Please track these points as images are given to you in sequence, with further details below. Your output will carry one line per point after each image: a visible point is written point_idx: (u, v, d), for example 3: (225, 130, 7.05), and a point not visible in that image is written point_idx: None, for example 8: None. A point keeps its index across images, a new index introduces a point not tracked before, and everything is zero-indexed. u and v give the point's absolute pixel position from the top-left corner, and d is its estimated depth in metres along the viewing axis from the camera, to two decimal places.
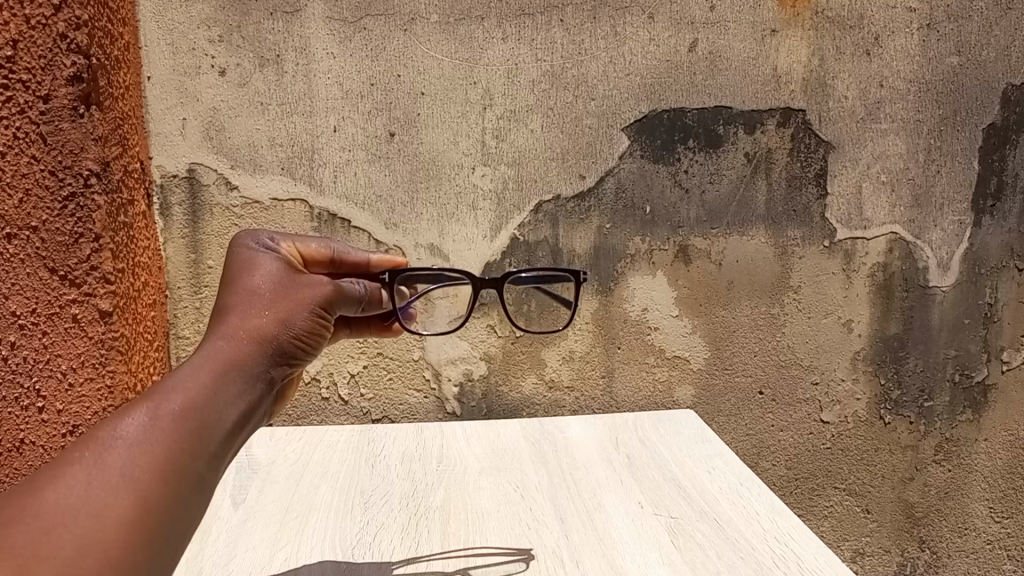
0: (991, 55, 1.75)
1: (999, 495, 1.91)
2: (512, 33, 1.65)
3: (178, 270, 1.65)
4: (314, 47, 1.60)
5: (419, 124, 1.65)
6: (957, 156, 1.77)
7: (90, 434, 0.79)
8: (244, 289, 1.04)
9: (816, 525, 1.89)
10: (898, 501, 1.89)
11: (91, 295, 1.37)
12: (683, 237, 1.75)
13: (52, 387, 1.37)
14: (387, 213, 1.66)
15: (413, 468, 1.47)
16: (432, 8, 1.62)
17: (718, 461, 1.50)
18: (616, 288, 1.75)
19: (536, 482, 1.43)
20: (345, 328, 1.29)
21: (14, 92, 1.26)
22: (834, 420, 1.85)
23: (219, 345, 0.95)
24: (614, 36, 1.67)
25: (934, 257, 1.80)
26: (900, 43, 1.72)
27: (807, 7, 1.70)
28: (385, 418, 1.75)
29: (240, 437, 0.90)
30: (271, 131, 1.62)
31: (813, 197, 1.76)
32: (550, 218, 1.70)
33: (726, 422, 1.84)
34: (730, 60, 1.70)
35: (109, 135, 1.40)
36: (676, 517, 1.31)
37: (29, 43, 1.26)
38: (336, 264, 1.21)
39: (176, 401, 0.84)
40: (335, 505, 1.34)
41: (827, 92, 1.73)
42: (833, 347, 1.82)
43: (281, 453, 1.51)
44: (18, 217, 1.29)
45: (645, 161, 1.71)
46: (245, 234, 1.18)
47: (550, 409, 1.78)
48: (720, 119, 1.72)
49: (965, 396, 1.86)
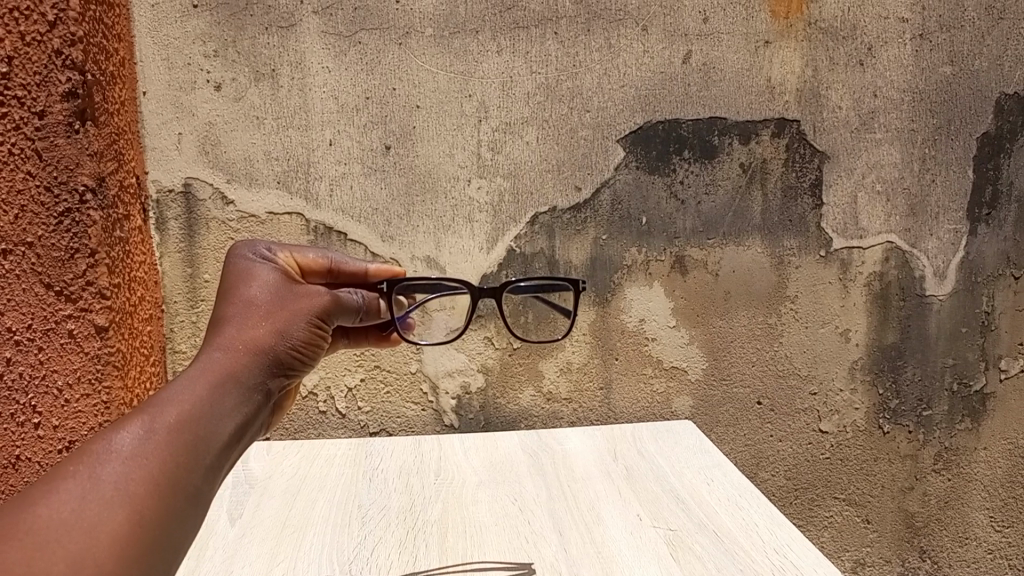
0: (984, 64, 1.76)
1: (999, 504, 1.91)
2: (506, 46, 1.65)
3: (174, 285, 1.65)
4: (309, 61, 1.61)
5: (414, 137, 1.65)
6: (951, 165, 1.77)
7: (85, 448, 0.78)
8: (241, 300, 1.04)
9: (816, 535, 1.88)
10: (898, 511, 1.88)
11: (87, 310, 1.36)
12: (679, 248, 1.75)
13: (48, 403, 1.37)
14: (383, 226, 1.66)
15: (411, 481, 1.46)
16: (427, 21, 1.63)
17: (717, 472, 1.50)
18: (613, 299, 1.75)
19: (534, 495, 1.42)
20: (343, 338, 1.28)
21: (10, 109, 1.27)
22: (833, 429, 1.85)
23: (216, 356, 0.94)
24: (608, 48, 1.68)
25: (931, 266, 1.80)
26: (893, 53, 1.73)
27: (800, 18, 1.71)
28: (383, 431, 1.74)
29: (235, 450, 0.89)
30: (267, 145, 1.62)
31: (809, 207, 1.76)
32: (546, 229, 1.70)
33: (724, 433, 1.83)
34: (725, 71, 1.71)
35: (104, 150, 1.40)
36: (675, 530, 1.31)
37: (24, 59, 1.27)
38: (334, 274, 1.21)
39: (172, 414, 0.83)
40: (332, 519, 1.33)
41: (821, 103, 1.73)
42: (831, 356, 1.82)
43: (278, 468, 1.50)
44: (14, 234, 1.29)
45: (641, 172, 1.72)
46: (241, 244, 1.17)
47: (548, 421, 1.77)
48: (715, 130, 1.72)
49: (964, 405, 1.86)
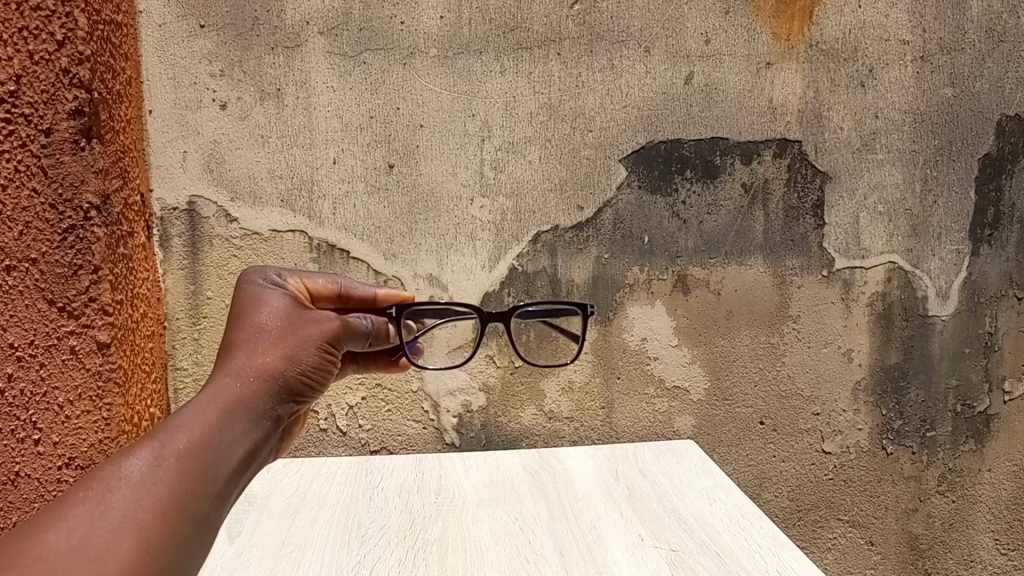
0: (985, 86, 1.77)
1: (1005, 526, 1.89)
2: (509, 67, 1.67)
3: (177, 301, 1.65)
4: (314, 81, 1.62)
5: (418, 156, 1.66)
6: (953, 186, 1.78)
7: (94, 474, 0.78)
8: (251, 326, 1.04)
9: (820, 557, 1.86)
10: (903, 533, 1.86)
11: (89, 326, 1.36)
12: (682, 267, 1.75)
13: (49, 419, 1.37)
14: (386, 244, 1.67)
15: (411, 499, 1.45)
16: (431, 42, 1.64)
17: (719, 492, 1.49)
18: (615, 318, 1.75)
19: (535, 515, 1.41)
20: (352, 363, 1.27)
21: (16, 127, 1.28)
22: (836, 450, 1.83)
23: (226, 382, 0.95)
24: (611, 69, 1.69)
25: (934, 286, 1.80)
26: (894, 75, 1.74)
27: (801, 40, 1.72)
28: (384, 448, 1.73)
29: (243, 477, 0.89)
30: (271, 164, 1.63)
31: (811, 227, 1.77)
32: (548, 248, 1.71)
33: (727, 453, 1.82)
34: (727, 92, 1.72)
35: (110, 168, 1.40)
36: (677, 551, 1.30)
37: (32, 78, 1.28)
38: (343, 299, 1.20)
39: (181, 440, 0.83)
40: (332, 537, 1.32)
41: (822, 124, 1.74)
42: (834, 376, 1.81)
43: (278, 486, 1.49)
44: (18, 250, 1.30)
45: (643, 192, 1.72)
46: (252, 271, 1.18)
47: (549, 440, 1.77)
48: (717, 150, 1.73)
49: (967, 426, 1.85)
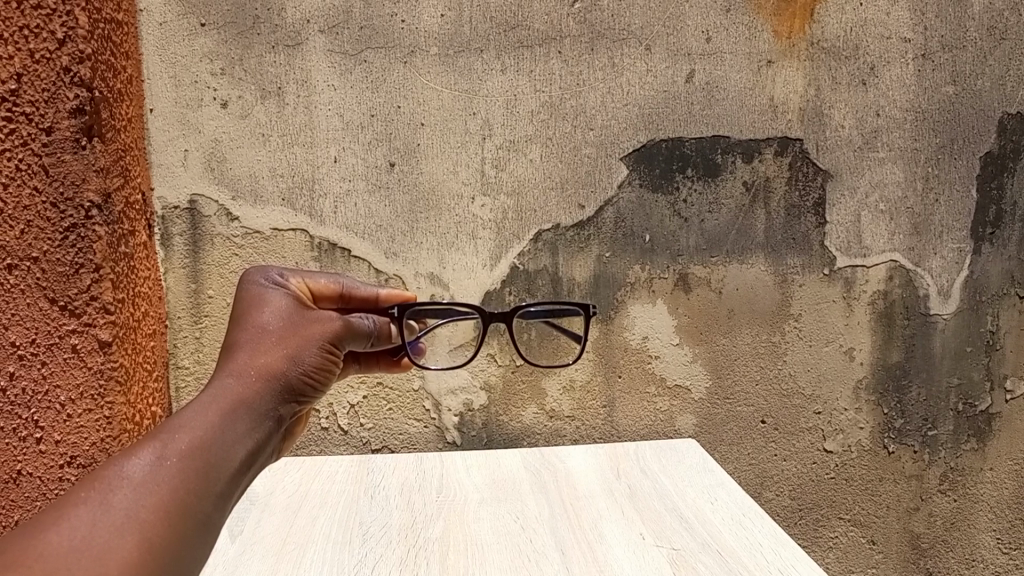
0: (986, 84, 1.76)
1: (1007, 525, 1.89)
2: (510, 65, 1.67)
3: (178, 300, 1.65)
4: (315, 79, 1.62)
5: (419, 155, 1.66)
6: (955, 185, 1.77)
7: (96, 474, 0.78)
8: (252, 326, 1.04)
9: (821, 556, 1.86)
10: (904, 532, 1.86)
11: (91, 325, 1.36)
12: (683, 265, 1.75)
13: (51, 418, 1.37)
14: (387, 243, 1.67)
15: (412, 498, 1.45)
16: (432, 40, 1.64)
17: (721, 492, 1.49)
18: (616, 316, 1.75)
19: (536, 513, 1.41)
20: (354, 363, 1.27)
21: (18, 125, 1.28)
22: (838, 449, 1.83)
23: (228, 382, 0.94)
24: (612, 67, 1.69)
25: (935, 285, 1.80)
26: (895, 73, 1.74)
27: (803, 38, 1.72)
28: (385, 447, 1.73)
29: (245, 478, 0.89)
30: (271, 162, 1.63)
31: (812, 225, 1.77)
32: (549, 246, 1.71)
33: (728, 452, 1.82)
34: (728, 90, 1.72)
35: (111, 166, 1.40)
36: (679, 549, 1.30)
37: (33, 77, 1.28)
38: (345, 299, 1.20)
39: (183, 440, 0.83)
40: (333, 536, 1.32)
41: (823, 122, 1.74)
42: (835, 375, 1.81)
43: (279, 485, 1.48)
44: (19, 248, 1.30)
45: (644, 191, 1.72)
46: (254, 270, 1.18)
47: (550, 439, 1.77)
48: (718, 148, 1.73)
49: (969, 425, 1.85)
